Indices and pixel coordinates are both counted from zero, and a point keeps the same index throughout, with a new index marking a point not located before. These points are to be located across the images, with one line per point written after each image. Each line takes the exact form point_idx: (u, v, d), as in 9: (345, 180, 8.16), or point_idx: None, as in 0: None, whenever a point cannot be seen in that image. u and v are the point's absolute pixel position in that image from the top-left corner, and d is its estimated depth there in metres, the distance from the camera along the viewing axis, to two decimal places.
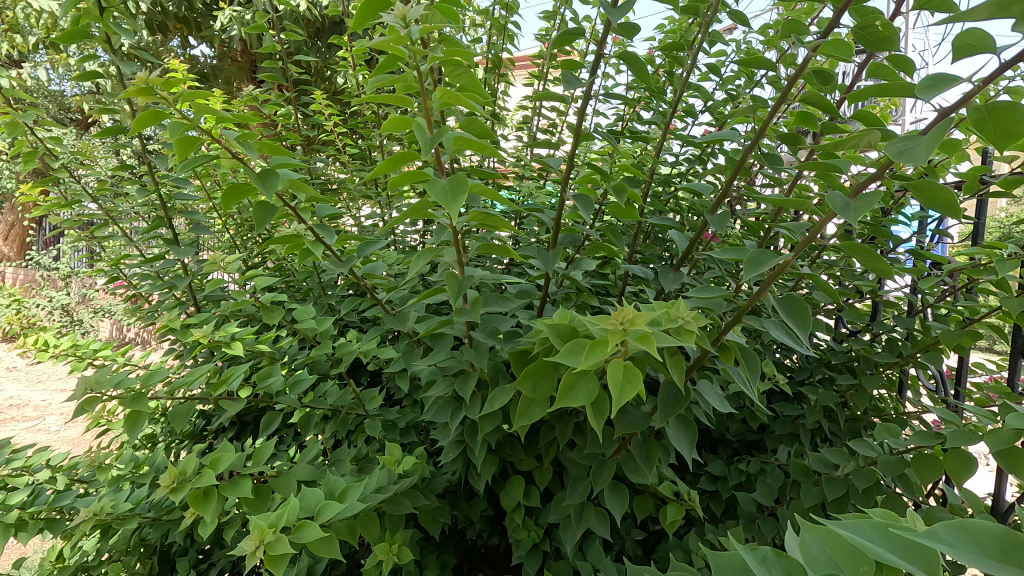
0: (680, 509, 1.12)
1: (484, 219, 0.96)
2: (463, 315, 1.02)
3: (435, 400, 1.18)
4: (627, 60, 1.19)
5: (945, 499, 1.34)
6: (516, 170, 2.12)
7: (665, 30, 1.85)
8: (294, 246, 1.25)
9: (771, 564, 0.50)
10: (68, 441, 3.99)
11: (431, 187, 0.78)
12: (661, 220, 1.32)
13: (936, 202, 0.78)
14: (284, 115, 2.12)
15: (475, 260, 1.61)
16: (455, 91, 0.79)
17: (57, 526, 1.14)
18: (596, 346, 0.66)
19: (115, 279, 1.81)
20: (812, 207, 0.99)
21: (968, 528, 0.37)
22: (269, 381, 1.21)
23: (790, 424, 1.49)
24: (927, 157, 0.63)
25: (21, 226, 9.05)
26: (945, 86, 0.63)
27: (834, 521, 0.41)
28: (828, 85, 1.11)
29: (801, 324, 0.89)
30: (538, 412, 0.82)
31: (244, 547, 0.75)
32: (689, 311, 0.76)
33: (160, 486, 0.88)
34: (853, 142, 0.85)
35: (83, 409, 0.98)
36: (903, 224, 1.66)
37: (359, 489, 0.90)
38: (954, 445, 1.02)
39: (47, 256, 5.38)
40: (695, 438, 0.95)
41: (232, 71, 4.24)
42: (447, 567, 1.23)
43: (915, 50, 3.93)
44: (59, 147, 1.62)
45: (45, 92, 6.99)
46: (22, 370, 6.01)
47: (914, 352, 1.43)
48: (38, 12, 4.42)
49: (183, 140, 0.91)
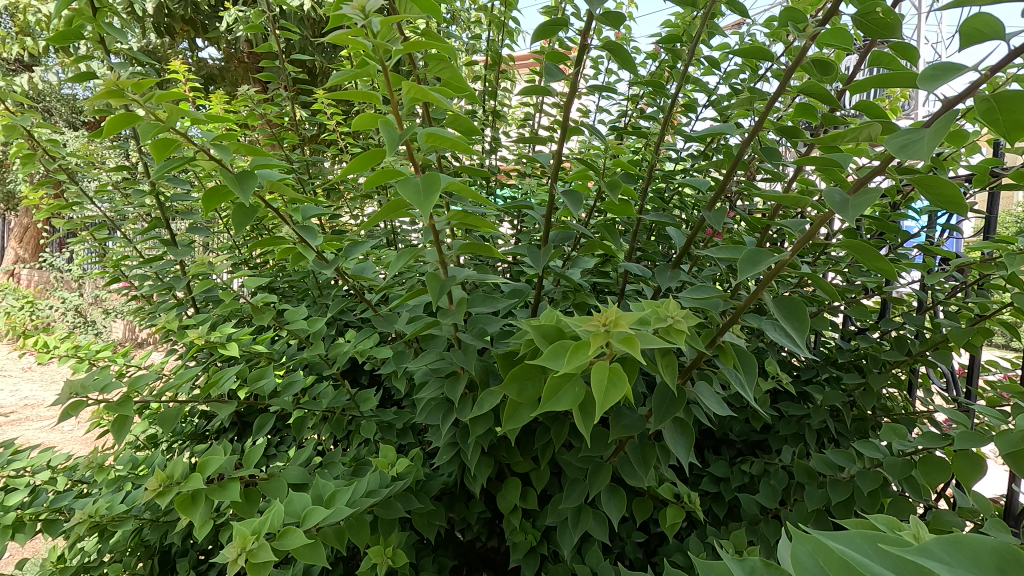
0: (679, 512, 1.09)
1: (467, 218, 0.94)
2: (451, 316, 1.01)
3: (429, 401, 1.17)
4: (618, 54, 1.17)
5: (955, 502, 1.30)
6: (517, 167, 2.10)
7: (668, 23, 1.82)
8: (281, 248, 1.24)
9: (761, 574, 0.49)
10: (78, 441, 4.05)
11: (403, 186, 0.77)
12: (660, 217, 1.29)
13: (940, 197, 0.74)
14: (284, 114, 2.12)
15: (473, 260, 1.59)
16: (424, 85, 0.77)
17: (54, 527, 1.15)
18: (578, 348, 0.64)
19: (118, 281, 1.83)
20: (811, 202, 0.96)
21: (962, 543, 0.35)
22: (261, 382, 1.21)
23: (794, 425, 1.46)
24: (931, 151, 0.60)
25: (38, 228, 9.27)
26: (950, 75, 0.60)
27: (824, 532, 0.39)
28: (827, 75, 1.08)
29: (798, 325, 0.86)
30: (525, 415, 0.81)
31: (226, 554, 0.76)
32: (680, 310, 0.75)
33: (147, 490, 0.89)
34: (852, 135, 0.82)
35: (72, 412, 0.99)
36: (913, 219, 1.61)
37: (346, 494, 0.90)
38: (963, 447, 0.98)
39: (62, 258, 5.47)
40: (692, 440, 0.93)
41: (238, 73, 4.27)
42: (444, 569, 1.22)
43: (926, 44, 3.96)
44: (59, 150, 1.63)
45: (56, 95, 7.15)
46: (38, 370, 6.18)
47: (924, 351, 1.39)
48: (46, 17, 4.49)
49: (159, 144, 0.95)
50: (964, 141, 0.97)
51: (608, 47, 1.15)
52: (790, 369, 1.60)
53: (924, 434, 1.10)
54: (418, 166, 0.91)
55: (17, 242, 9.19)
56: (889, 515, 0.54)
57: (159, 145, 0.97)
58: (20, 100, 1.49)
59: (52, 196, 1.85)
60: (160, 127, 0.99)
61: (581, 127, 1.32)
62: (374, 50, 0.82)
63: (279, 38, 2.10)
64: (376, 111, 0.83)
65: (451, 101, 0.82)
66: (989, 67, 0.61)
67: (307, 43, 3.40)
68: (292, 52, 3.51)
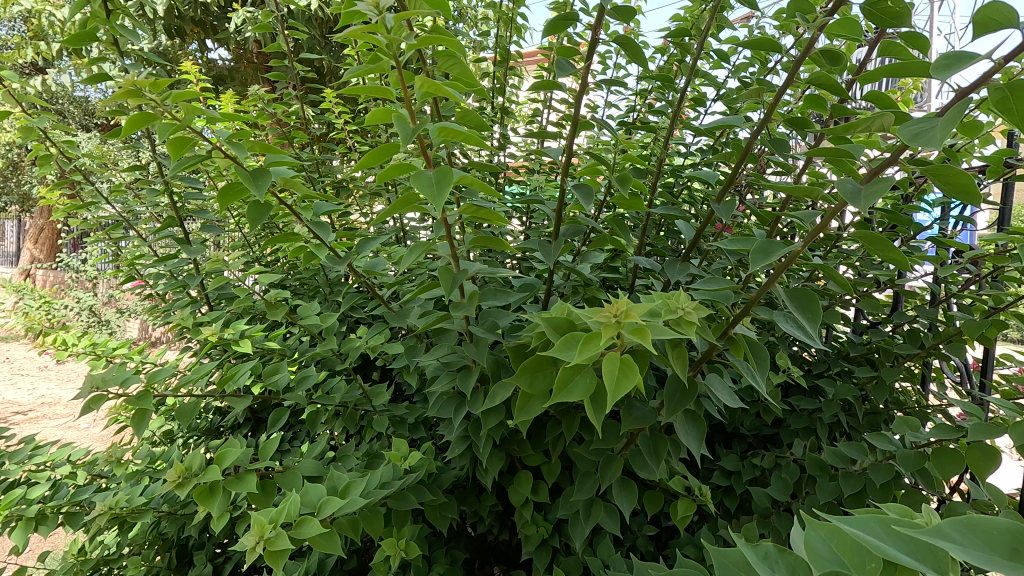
0: (690, 505, 1.10)
1: (478, 212, 0.94)
2: (463, 309, 1.02)
3: (441, 395, 1.18)
4: (627, 47, 1.17)
5: (970, 496, 1.30)
6: (525, 163, 2.10)
7: (676, 16, 1.81)
8: (294, 244, 1.25)
9: (773, 560, 0.50)
10: (95, 438, 4.11)
11: (416, 179, 0.77)
12: (669, 210, 1.30)
13: (955, 187, 0.74)
14: (294, 114, 2.13)
15: (482, 256, 1.61)
16: (436, 80, 0.77)
17: (76, 519, 1.18)
18: (589, 339, 0.65)
19: (133, 280, 1.86)
20: (822, 194, 0.96)
21: (975, 523, 0.36)
22: (277, 376, 1.23)
23: (805, 418, 1.45)
24: (944, 140, 0.60)
25: (53, 229, 9.46)
26: (964, 63, 0.59)
27: (839, 516, 0.39)
28: (840, 65, 1.07)
29: (810, 317, 0.86)
30: (537, 406, 0.82)
31: (245, 543, 0.78)
32: (690, 302, 0.75)
33: (166, 482, 0.91)
34: (864, 125, 0.81)
35: (92, 405, 1.01)
36: (925, 211, 1.60)
37: (360, 485, 0.91)
38: (977, 438, 0.98)
39: (77, 258, 5.57)
40: (703, 432, 0.93)
41: (247, 73, 4.34)
42: (456, 561, 1.24)
43: (940, 33, 3.95)
44: (73, 150, 1.65)
45: (67, 97, 7.26)
46: (54, 369, 6.32)
47: (937, 343, 1.39)
48: (60, 21, 4.56)
49: (177, 143, 0.97)
50: (978, 132, 0.96)
51: (619, 41, 1.15)
52: (802, 362, 1.60)
53: (937, 426, 1.09)
54: (430, 161, 0.91)
55: (32, 242, 9.37)
56: (903, 505, 0.49)
57: (176, 143, 0.99)
58: (35, 101, 1.51)
59: (67, 196, 1.88)
60: (177, 126, 1.01)
61: (590, 121, 1.31)
62: (387, 46, 0.82)
63: (288, 38, 2.11)
64: (388, 105, 0.84)
65: (463, 95, 0.82)
66: (1005, 56, 0.61)
67: (316, 41, 3.42)
68: (300, 52, 3.54)
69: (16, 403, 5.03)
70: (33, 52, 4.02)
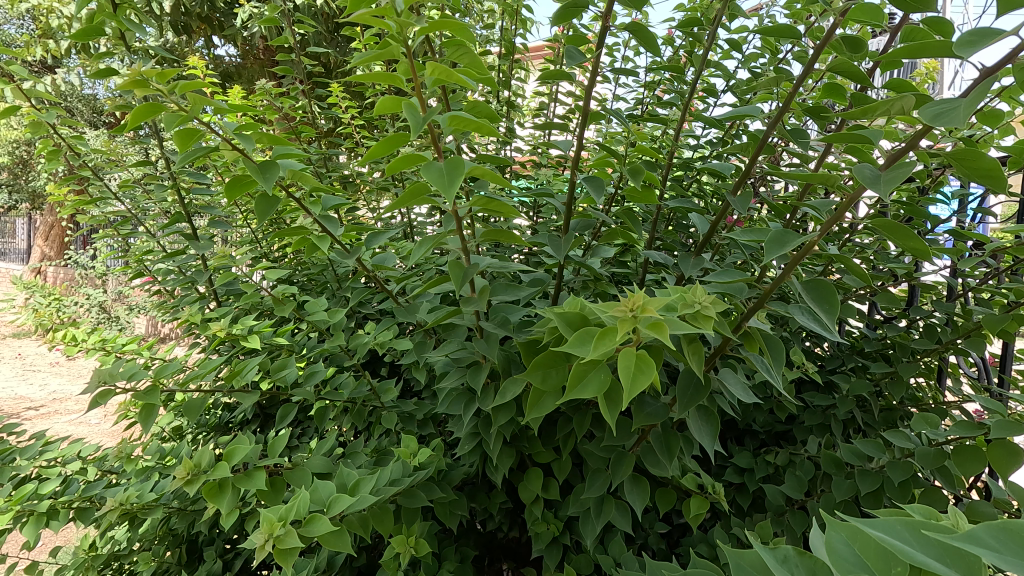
0: (704, 503, 1.07)
1: (487, 204, 0.92)
2: (472, 304, 1.01)
3: (449, 391, 1.17)
4: (641, 35, 1.14)
5: (989, 494, 1.27)
6: (532, 158, 2.08)
7: (684, 6, 1.77)
8: (301, 239, 1.24)
9: (793, 564, 0.47)
10: (106, 433, 4.15)
11: (426, 170, 0.75)
12: (681, 203, 1.27)
13: (978, 172, 0.70)
14: (299, 109, 2.12)
15: (489, 251, 1.59)
16: (446, 67, 0.75)
17: (86, 515, 1.18)
18: (604, 334, 0.63)
19: (142, 276, 1.86)
20: (840, 183, 0.92)
21: (1013, 529, 0.34)
22: (284, 372, 1.22)
23: (819, 415, 1.43)
24: (968, 120, 0.56)
25: (61, 225, 9.56)
26: (988, 40, 0.56)
27: (864, 518, 0.37)
28: (860, 52, 1.03)
29: (827, 309, 0.83)
30: (549, 403, 0.80)
31: (254, 540, 0.78)
32: (707, 296, 0.73)
33: (176, 478, 0.91)
34: (884, 108, 0.77)
35: (102, 401, 1.00)
36: (943, 203, 1.55)
37: (370, 482, 0.90)
38: (998, 436, 0.95)
39: (86, 254, 5.63)
40: (718, 429, 0.91)
41: (254, 70, 4.36)
42: (466, 559, 1.23)
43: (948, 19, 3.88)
44: (82, 146, 1.65)
45: (76, 95, 7.36)
46: (65, 365, 6.40)
47: (955, 338, 1.35)
48: (67, 18, 4.58)
49: (184, 134, 0.96)
50: (1001, 120, 0.92)
51: (633, 30, 1.13)
52: (815, 357, 1.57)
53: (955, 423, 1.07)
54: (440, 152, 0.89)
55: (43, 241, 9.50)
56: (929, 506, 0.46)
57: (183, 135, 0.97)
58: (44, 97, 1.51)
59: (76, 192, 1.88)
60: (184, 117, 1.00)
61: (600, 113, 1.29)
62: (396, 33, 0.80)
63: (293, 33, 2.09)
64: (397, 94, 0.81)
65: (474, 82, 0.79)
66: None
67: (322, 36, 3.41)
68: (305, 47, 3.54)
69: (29, 398, 5.10)
70: (42, 50, 3.99)
